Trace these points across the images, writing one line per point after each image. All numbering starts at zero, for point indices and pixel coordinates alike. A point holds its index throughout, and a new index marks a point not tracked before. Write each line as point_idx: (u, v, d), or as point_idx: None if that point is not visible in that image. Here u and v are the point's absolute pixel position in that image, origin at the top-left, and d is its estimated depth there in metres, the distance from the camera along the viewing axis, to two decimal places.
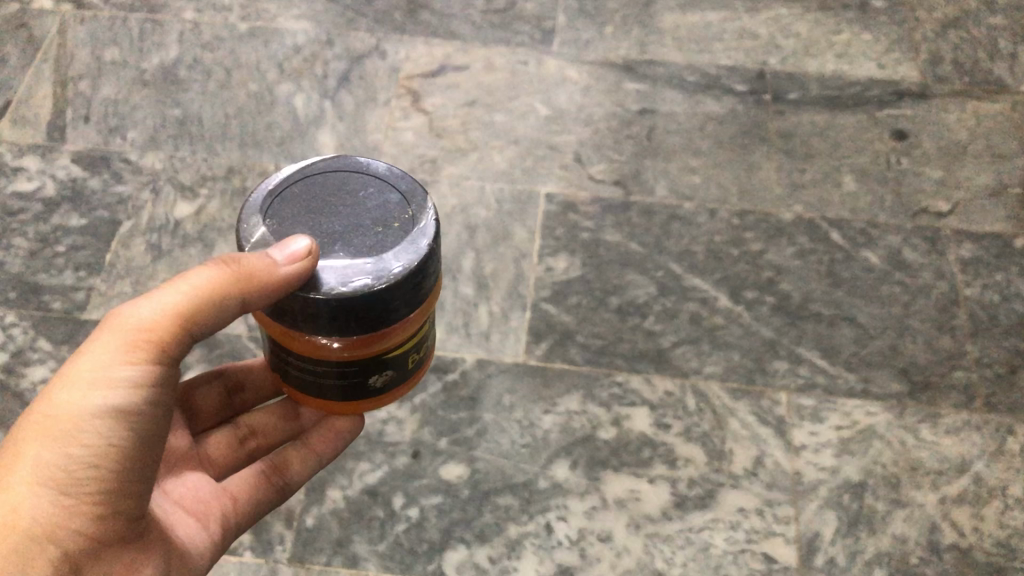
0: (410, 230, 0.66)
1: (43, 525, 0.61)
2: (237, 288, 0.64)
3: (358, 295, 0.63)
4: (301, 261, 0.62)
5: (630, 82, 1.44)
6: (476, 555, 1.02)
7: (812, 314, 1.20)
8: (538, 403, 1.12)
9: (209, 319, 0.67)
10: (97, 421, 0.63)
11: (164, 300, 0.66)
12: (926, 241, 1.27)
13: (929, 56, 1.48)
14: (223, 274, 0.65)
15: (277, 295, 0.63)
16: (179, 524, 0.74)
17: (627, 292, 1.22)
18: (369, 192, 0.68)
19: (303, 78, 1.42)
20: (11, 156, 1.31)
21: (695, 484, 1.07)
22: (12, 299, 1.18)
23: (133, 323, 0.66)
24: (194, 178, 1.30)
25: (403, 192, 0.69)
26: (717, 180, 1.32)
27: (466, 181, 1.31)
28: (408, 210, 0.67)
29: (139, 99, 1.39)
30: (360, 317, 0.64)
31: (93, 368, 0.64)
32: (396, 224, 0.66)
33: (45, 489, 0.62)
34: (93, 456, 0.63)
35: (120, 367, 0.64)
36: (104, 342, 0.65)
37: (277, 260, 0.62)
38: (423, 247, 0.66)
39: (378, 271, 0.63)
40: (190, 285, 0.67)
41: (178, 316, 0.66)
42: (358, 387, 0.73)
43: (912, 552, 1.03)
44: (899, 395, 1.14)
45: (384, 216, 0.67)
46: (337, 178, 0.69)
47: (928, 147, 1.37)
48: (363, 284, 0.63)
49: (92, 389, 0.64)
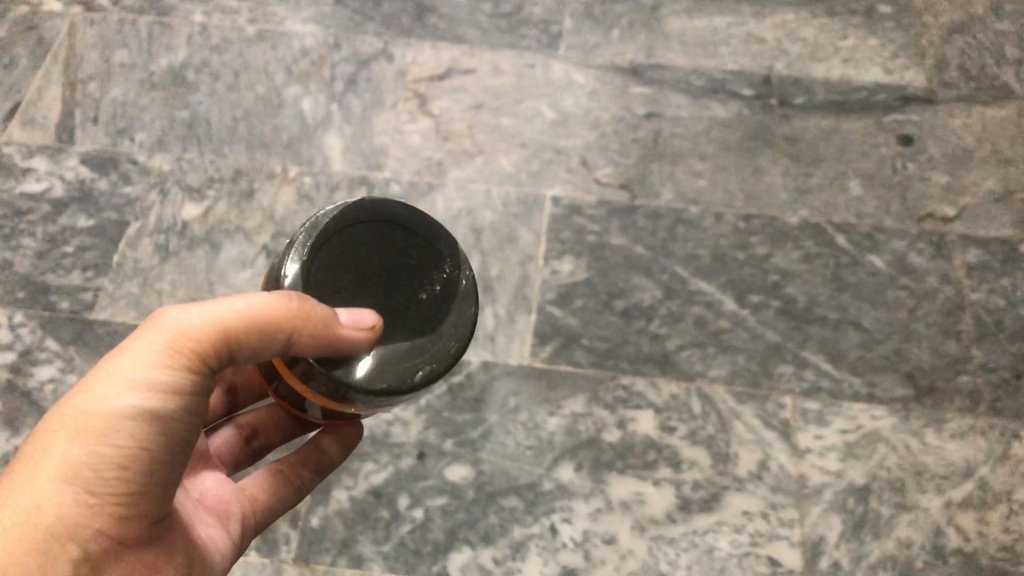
0: (456, 294, 0.66)
1: (66, 525, 0.62)
2: (286, 327, 0.61)
3: (419, 384, 0.64)
4: (366, 330, 0.62)
5: (637, 86, 1.44)
6: (482, 556, 1.03)
7: (818, 318, 1.20)
8: (543, 405, 1.12)
9: (252, 345, 0.64)
10: (129, 424, 0.63)
11: (211, 311, 0.65)
12: (932, 245, 1.27)
13: (935, 61, 1.48)
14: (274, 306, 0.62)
15: (325, 349, 0.62)
16: (202, 525, 0.75)
17: (633, 295, 1.22)
18: (405, 251, 0.66)
19: (311, 81, 1.43)
20: (20, 157, 1.32)
21: (699, 487, 1.08)
22: (22, 299, 1.19)
23: (178, 328, 0.65)
24: (202, 179, 1.31)
25: (435, 243, 0.67)
26: (724, 185, 1.33)
27: (472, 184, 1.31)
28: (445, 268, 0.67)
29: (147, 100, 1.39)
30: (401, 396, 0.65)
31: (134, 369, 0.64)
32: (437, 286, 0.66)
33: (70, 487, 0.62)
34: (120, 458, 0.63)
35: (158, 373, 0.64)
36: (147, 343, 0.64)
37: (338, 324, 0.61)
38: (468, 312, 0.67)
39: (435, 355, 0.65)
40: (243, 302, 0.64)
41: (222, 333, 0.65)
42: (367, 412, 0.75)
43: (917, 556, 1.04)
44: (905, 399, 1.14)
45: (423, 280, 0.66)
46: (368, 235, 0.66)
47: (934, 152, 1.37)
48: (418, 368, 0.64)
49: (128, 391, 0.64)
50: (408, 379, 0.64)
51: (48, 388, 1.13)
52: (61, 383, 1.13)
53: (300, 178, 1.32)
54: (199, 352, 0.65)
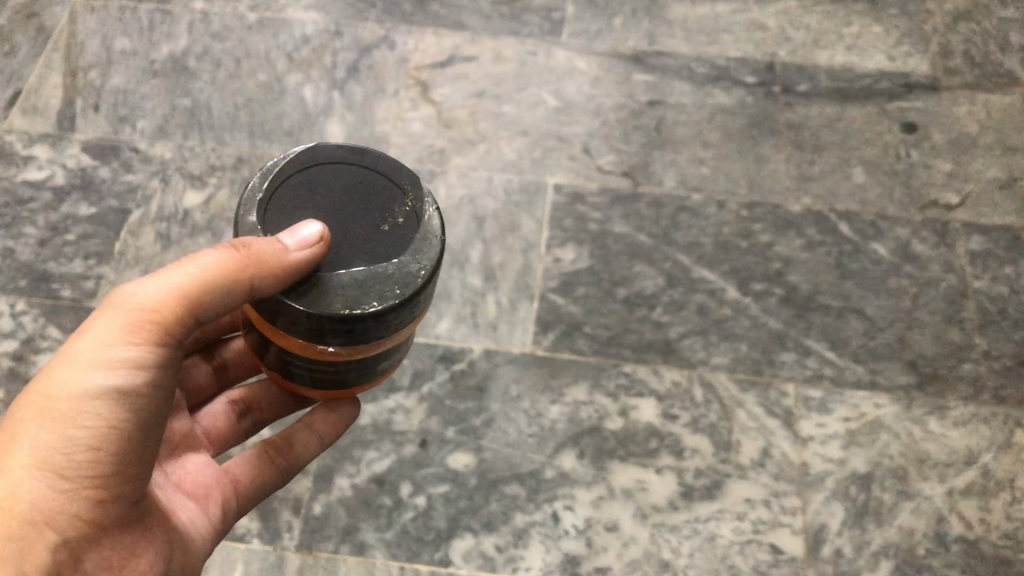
0: (418, 224, 0.65)
1: (40, 510, 0.63)
2: (242, 274, 0.62)
3: (387, 307, 0.62)
4: (313, 247, 0.61)
5: (640, 74, 1.43)
6: (483, 543, 1.03)
7: (820, 306, 1.20)
8: (546, 393, 1.12)
9: (216, 304, 0.66)
10: (96, 403, 0.64)
11: (168, 280, 0.66)
12: (935, 233, 1.27)
13: (939, 47, 1.47)
14: (229, 260, 0.63)
15: (283, 283, 0.62)
16: (181, 508, 0.76)
17: (635, 283, 1.22)
18: (364, 186, 0.66)
19: (312, 69, 1.42)
20: (22, 145, 1.32)
21: (701, 474, 1.08)
22: (23, 287, 1.19)
23: (136, 301, 0.66)
24: (203, 167, 1.31)
25: (394, 178, 0.66)
26: (726, 172, 1.32)
27: (474, 172, 1.31)
28: (406, 201, 0.66)
29: (148, 88, 1.39)
30: (367, 329, 0.63)
31: (95, 348, 0.65)
32: (400, 217, 0.65)
33: (42, 473, 0.63)
34: (91, 439, 0.64)
35: (121, 347, 0.65)
36: (108, 321, 0.66)
37: (285, 248, 0.61)
38: (434, 241, 0.65)
39: (403, 279, 0.63)
40: (198, 266, 0.66)
41: (183, 298, 0.66)
42: (358, 375, 0.73)
43: (920, 544, 1.04)
44: (907, 386, 1.14)
45: (383, 212, 0.65)
46: (326, 174, 0.66)
47: (938, 139, 1.36)
48: (381, 291, 0.62)
49: (93, 369, 0.65)
50: (371, 304, 0.62)
51: None
52: None
53: None
54: (161, 323, 0.66)
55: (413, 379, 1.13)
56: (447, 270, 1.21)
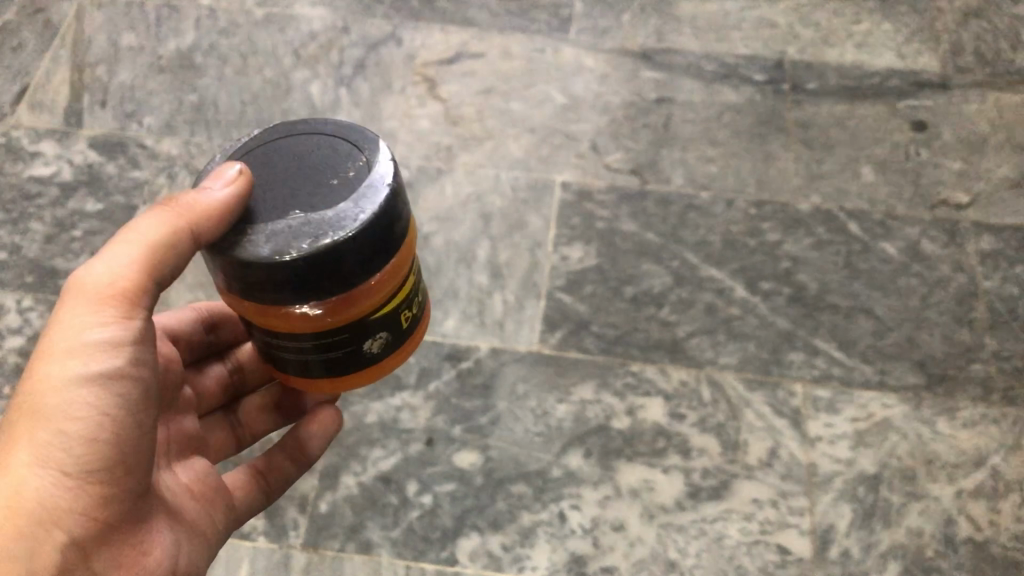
0: (368, 175, 0.64)
1: (48, 508, 0.63)
2: (187, 223, 0.64)
3: (322, 250, 0.60)
4: (236, 182, 0.63)
5: (648, 71, 1.42)
6: (489, 542, 1.03)
7: (829, 305, 1.19)
8: (553, 392, 1.12)
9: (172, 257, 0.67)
10: (85, 390, 0.64)
11: (118, 255, 0.67)
12: (945, 233, 1.26)
13: (950, 46, 1.46)
14: (177, 216, 0.65)
15: (219, 227, 0.63)
16: (188, 507, 0.75)
17: (642, 282, 1.21)
18: (319, 147, 0.65)
19: (319, 65, 1.42)
20: (29, 141, 1.32)
21: (709, 474, 1.07)
22: (29, 282, 1.19)
23: (95, 283, 0.66)
24: (210, 163, 1.30)
25: (353, 139, 0.66)
26: (735, 171, 1.32)
27: (481, 169, 1.31)
28: (360, 156, 0.65)
29: (155, 84, 1.39)
30: (313, 278, 0.61)
31: (70, 338, 0.65)
32: (351, 171, 0.64)
33: (45, 470, 0.63)
34: (86, 430, 0.64)
35: (97, 330, 0.65)
36: (74, 309, 0.66)
37: (209, 187, 0.63)
38: (384, 190, 0.63)
39: (342, 223, 0.61)
40: (143, 233, 0.67)
41: (140, 265, 0.67)
42: (346, 356, 0.71)
43: (928, 545, 1.03)
44: (916, 387, 1.13)
45: (335, 167, 0.64)
46: (282, 143, 0.67)
47: (948, 138, 1.35)
48: (318, 236, 0.61)
49: (73, 357, 0.64)
50: (307, 249, 0.60)
51: None
52: None
53: None
54: (127, 296, 0.67)
55: (419, 378, 1.12)
56: (454, 268, 1.21)
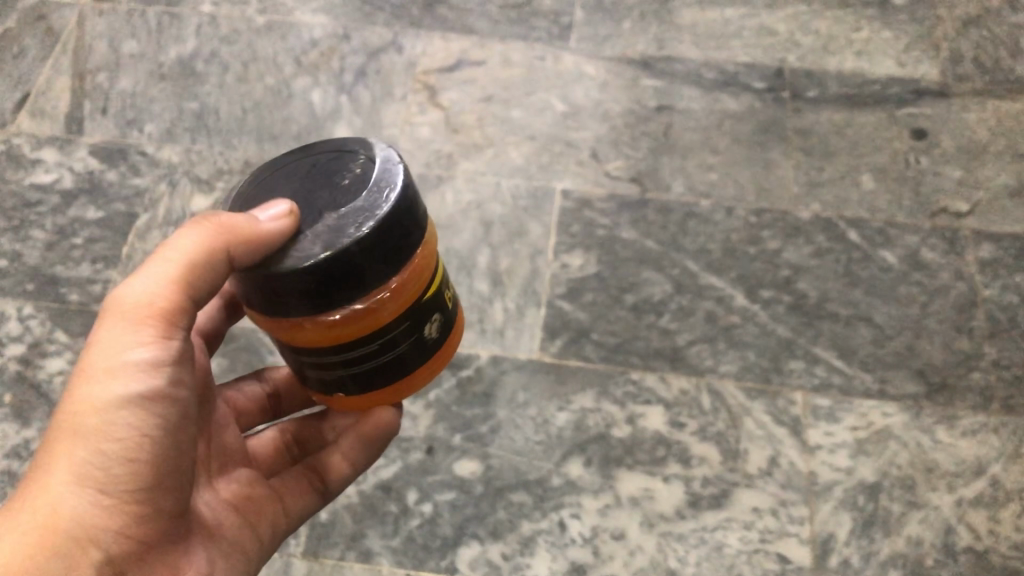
0: (376, 167, 0.65)
1: (84, 527, 0.63)
2: (228, 247, 0.63)
3: (372, 229, 0.61)
4: (286, 217, 0.62)
5: (649, 78, 1.43)
6: (490, 551, 1.03)
7: (829, 314, 1.20)
8: (553, 400, 1.12)
9: (207, 280, 0.66)
10: (125, 410, 0.64)
11: (156, 272, 0.66)
12: (945, 241, 1.26)
13: (949, 54, 1.47)
14: (216, 236, 0.63)
15: (267, 253, 0.61)
16: (226, 524, 0.75)
17: (643, 290, 1.21)
18: (316, 164, 0.67)
19: (320, 72, 1.42)
20: (29, 148, 1.32)
21: (709, 483, 1.07)
22: (30, 290, 1.19)
23: (132, 301, 0.66)
24: (211, 171, 1.31)
25: (346, 146, 0.68)
26: (736, 178, 1.32)
27: (481, 177, 1.31)
28: (358, 154, 0.66)
29: (156, 91, 1.39)
30: (368, 263, 0.61)
31: (108, 357, 0.64)
32: (356, 167, 0.65)
33: (83, 489, 0.63)
34: (124, 450, 0.64)
35: (135, 351, 0.65)
36: (111, 328, 0.65)
37: (257, 219, 0.62)
38: (396, 169, 0.65)
39: (375, 205, 0.62)
40: (180, 250, 0.65)
41: (173, 284, 0.66)
42: (404, 351, 0.70)
43: (928, 554, 1.03)
44: (916, 395, 1.13)
45: (341, 170, 0.65)
46: (279, 175, 0.68)
47: (948, 145, 1.36)
48: (361, 220, 0.61)
49: (111, 378, 0.64)
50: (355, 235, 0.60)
51: (58, 380, 1.12)
52: (69, 374, 1.12)
53: None
54: (164, 315, 0.66)
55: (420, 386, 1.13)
56: (455, 276, 1.21)
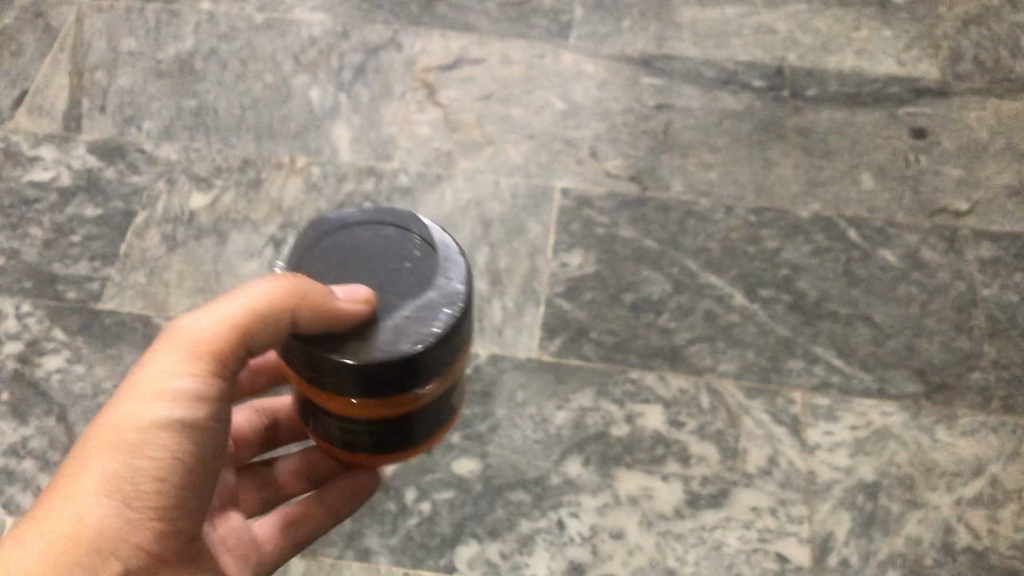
0: (438, 257, 0.65)
1: (108, 539, 0.62)
2: (294, 311, 0.61)
3: (451, 322, 0.62)
4: (361, 301, 0.61)
5: (648, 77, 1.43)
6: (488, 550, 1.03)
7: (828, 313, 1.19)
8: (552, 399, 1.12)
9: (263, 338, 0.65)
10: (164, 434, 0.64)
11: (221, 312, 0.66)
12: (944, 240, 1.26)
13: (950, 53, 1.46)
14: (286, 294, 0.62)
15: (336, 330, 0.61)
16: (225, 558, 0.76)
17: (642, 289, 1.21)
18: (368, 240, 0.66)
19: (319, 70, 1.42)
20: (27, 145, 1.32)
21: (707, 482, 1.07)
22: (28, 288, 1.19)
23: (191, 335, 0.66)
24: (209, 169, 1.30)
25: (396, 222, 0.67)
26: (735, 177, 1.32)
27: (481, 175, 1.31)
28: (412, 234, 0.66)
29: (155, 89, 1.39)
30: (443, 350, 0.63)
31: (158, 382, 0.65)
32: (416, 252, 0.66)
33: (111, 500, 0.62)
34: (158, 470, 0.64)
35: (184, 381, 0.65)
36: (165, 355, 0.66)
37: (335, 297, 0.61)
38: (458, 257, 0.66)
39: (449, 297, 0.63)
40: (249, 296, 0.65)
41: (234, 329, 0.66)
42: (436, 423, 0.73)
43: (927, 554, 1.03)
44: (915, 395, 1.13)
45: (400, 251, 0.65)
46: (328, 247, 0.67)
47: (948, 145, 1.35)
48: (438, 310, 0.62)
49: (158, 402, 0.64)
50: (437, 327, 0.62)
51: (55, 379, 1.12)
52: (67, 373, 1.12)
53: (309, 169, 1.31)
54: (218, 355, 0.66)
55: None
56: None
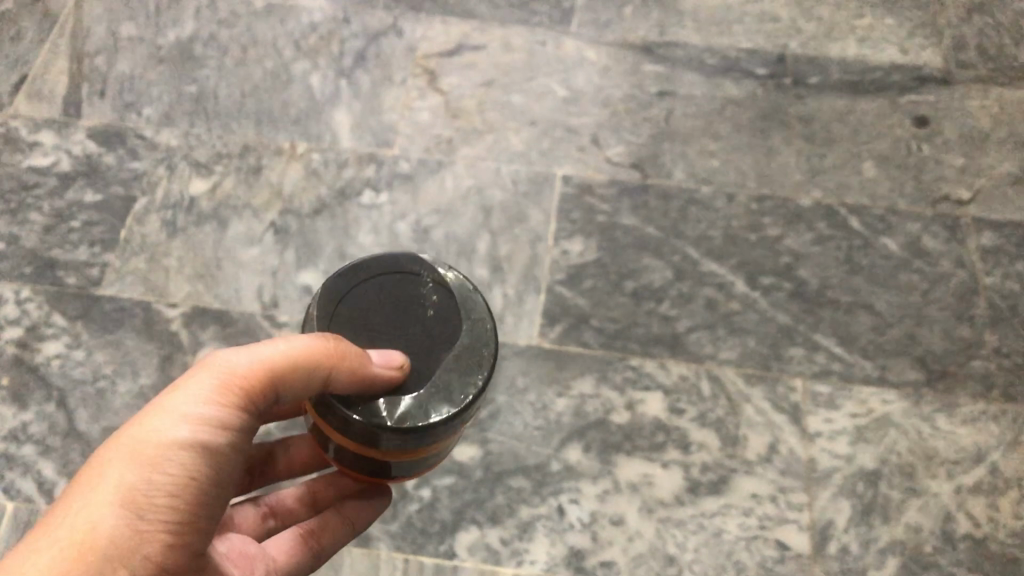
0: (451, 297, 0.71)
1: (117, 546, 0.62)
2: (327, 370, 0.65)
3: (480, 362, 0.69)
4: (395, 365, 0.67)
5: (650, 64, 1.42)
6: (488, 536, 1.03)
7: (830, 301, 1.19)
8: (553, 386, 1.12)
9: (293, 392, 0.68)
10: (183, 452, 0.66)
11: (259, 352, 0.69)
12: (946, 229, 1.26)
13: (953, 41, 1.46)
14: (323, 350, 0.66)
15: (372, 389, 0.66)
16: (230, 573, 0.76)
17: (643, 276, 1.21)
18: (382, 295, 0.71)
19: (319, 56, 1.41)
20: (26, 130, 1.31)
21: (708, 469, 1.07)
22: (27, 273, 1.18)
23: (226, 368, 0.69)
24: (209, 154, 1.30)
25: (394, 271, 0.72)
26: (737, 165, 1.31)
27: (482, 162, 1.30)
28: (421, 281, 0.71)
29: (154, 75, 1.38)
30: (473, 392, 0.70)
31: (187, 404, 0.67)
32: (432, 297, 0.71)
33: (124, 510, 0.63)
34: (174, 485, 0.65)
35: (210, 407, 0.67)
36: (197, 382, 0.68)
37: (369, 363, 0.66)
38: (469, 295, 0.72)
39: (473, 336, 0.70)
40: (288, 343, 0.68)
41: (268, 370, 0.68)
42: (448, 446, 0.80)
43: (926, 542, 1.03)
44: (916, 383, 1.13)
45: (416, 301, 0.71)
46: (347, 311, 0.71)
47: (950, 133, 1.35)
48: (467, 357, 0.69)
49: (183, 422, 0.66)
50: (471, 376, 0.68)
51: (55, 364, 1.11)
52: (67, 358, 1.12)
53: (309, 155, 1.30)
54: (248, 391, 0.68)
55: None
56: (454, 262, 1.21)
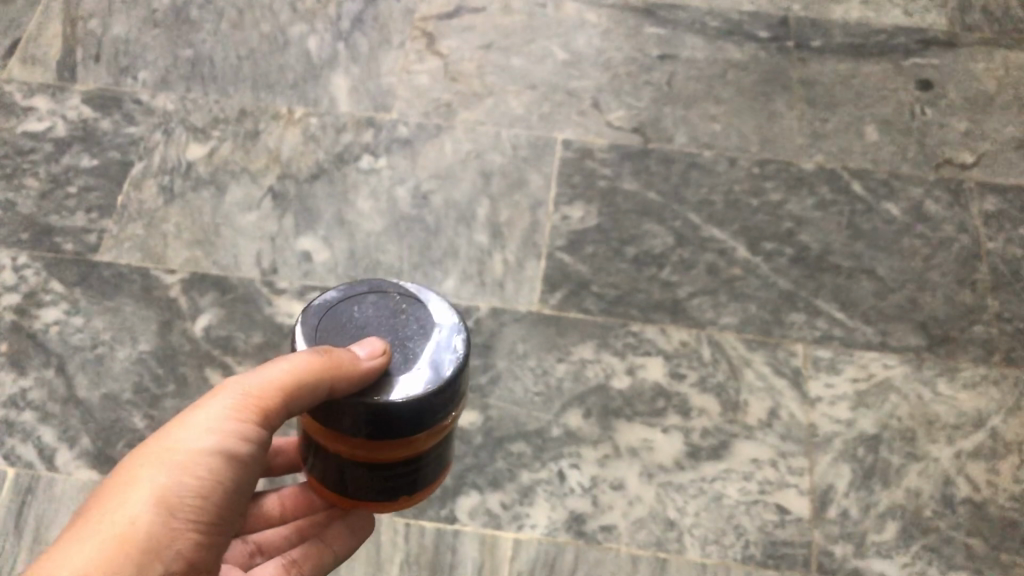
0: (422, 300, 0.65)
1: (153, 542, 0.61)
2: (323, 377, 0.58)
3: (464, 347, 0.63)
4: (379, 354, 0.60)
5: (652, 27, 1.41)
6: (489, 501, 1.03)
7: (832, 266, 1.19)
8: (553, 351, 1.11)
9: (301, 404, 0.62)
10: (211, 458, 0.64)
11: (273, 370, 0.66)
12: (949, 193, 1.25)
13: (957, 4, 1.44)
14: (318, 358, 0.60)
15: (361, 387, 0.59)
16: None
17: (644, 242, 1.20)
18: (353, 318, 0.64)
19: (317, 19, 1.40)
20: (20, 95, 1.30)
21: (708, 434, 1.07)
22: (24, 239, 1.18)
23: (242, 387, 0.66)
24: (206, 119, 1.29)
25: (369, 288, 0.65)
26: (739, 129, 1.30)
27: (481, 126, 1.29)
28: (390, 294, 0.65)
29: (149, 39, 1.37)
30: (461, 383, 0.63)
31: (210, 418, 0.65)
32: (399, 301, 0.64)
33: (159, 509, 0.62)
34: (202, 489, 0.64)
35: (231, 422, 0.65)
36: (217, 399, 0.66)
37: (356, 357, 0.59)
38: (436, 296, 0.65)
39: (452, 327, 0.63)
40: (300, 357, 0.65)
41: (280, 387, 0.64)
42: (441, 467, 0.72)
43: (926, 506, 1.03)
44: (917, 348, 1.13)
45: (386, 312, 0.64)
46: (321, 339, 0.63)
47: (954, 96, 1.34)
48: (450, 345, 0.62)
49: (209, 433, 0.65)
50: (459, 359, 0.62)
51: (54, 331, 1.11)
52: (65, 325, 1.11)
53: (307, 120, 1.29)
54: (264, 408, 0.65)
55: None
56: (454, 228, 1.20)
